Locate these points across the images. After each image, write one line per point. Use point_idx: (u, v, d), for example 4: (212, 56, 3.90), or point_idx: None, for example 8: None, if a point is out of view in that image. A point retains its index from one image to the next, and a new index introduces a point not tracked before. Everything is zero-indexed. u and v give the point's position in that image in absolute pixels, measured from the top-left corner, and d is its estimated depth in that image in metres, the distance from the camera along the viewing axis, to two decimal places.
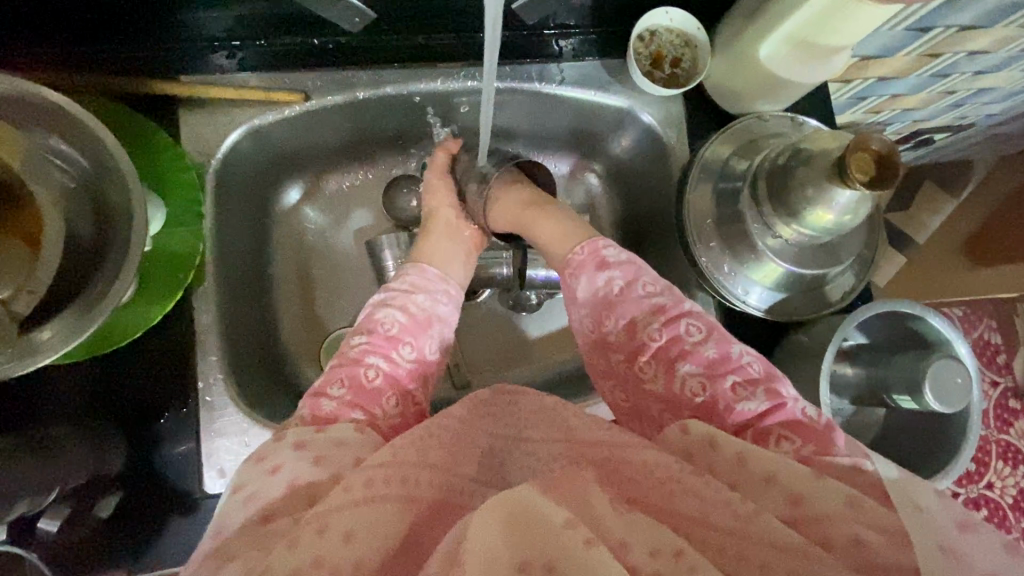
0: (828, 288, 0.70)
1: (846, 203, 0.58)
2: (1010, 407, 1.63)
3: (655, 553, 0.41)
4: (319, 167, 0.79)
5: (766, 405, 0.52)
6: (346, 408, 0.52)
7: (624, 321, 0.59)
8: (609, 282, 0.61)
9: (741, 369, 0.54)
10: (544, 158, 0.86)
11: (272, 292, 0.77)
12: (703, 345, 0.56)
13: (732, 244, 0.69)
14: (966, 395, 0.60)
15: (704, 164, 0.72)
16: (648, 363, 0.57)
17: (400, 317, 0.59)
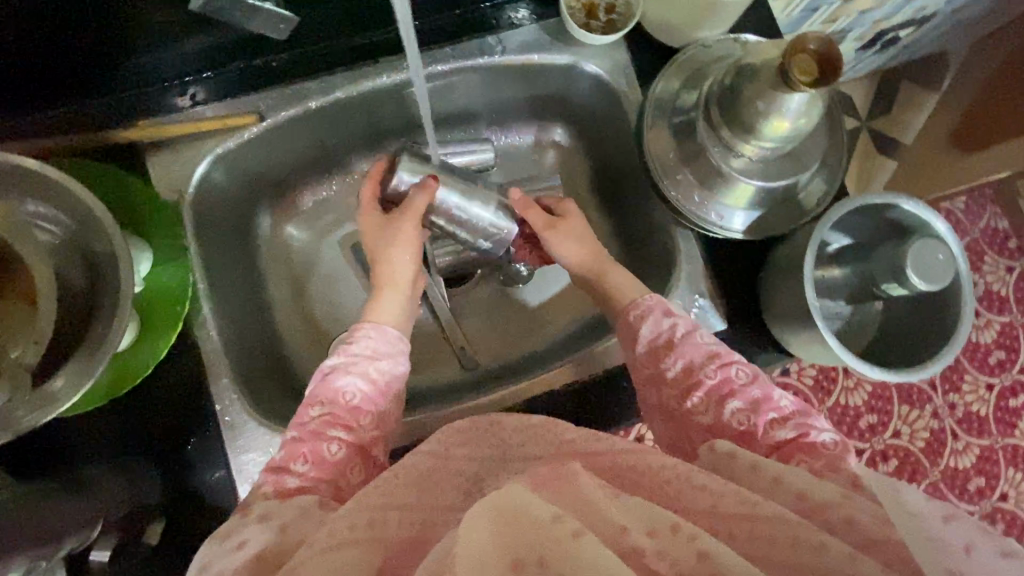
0: (802, 196, 0.71)
1: (798, 108, 0.60)
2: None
3: (653, 532, 0.43)
4: (291, 184, 0.81)
5: (795, 433, 0.58)
6: (313, 485, 0.56)
7: (683, 362, 0.63)
8: (673, 327, 0.66)
9: (779, 408, 0.59)
10: (506, 132, 0.89)
11: (271, 310, 0.80)
12: (749, 386, 0.61)
13: (699, 174, 0.69)
14: (951, 270, 0.60)
15: (656, 102, 0.72)
16: (699, 399, 0.61)
17: (362, 384, 0.62)
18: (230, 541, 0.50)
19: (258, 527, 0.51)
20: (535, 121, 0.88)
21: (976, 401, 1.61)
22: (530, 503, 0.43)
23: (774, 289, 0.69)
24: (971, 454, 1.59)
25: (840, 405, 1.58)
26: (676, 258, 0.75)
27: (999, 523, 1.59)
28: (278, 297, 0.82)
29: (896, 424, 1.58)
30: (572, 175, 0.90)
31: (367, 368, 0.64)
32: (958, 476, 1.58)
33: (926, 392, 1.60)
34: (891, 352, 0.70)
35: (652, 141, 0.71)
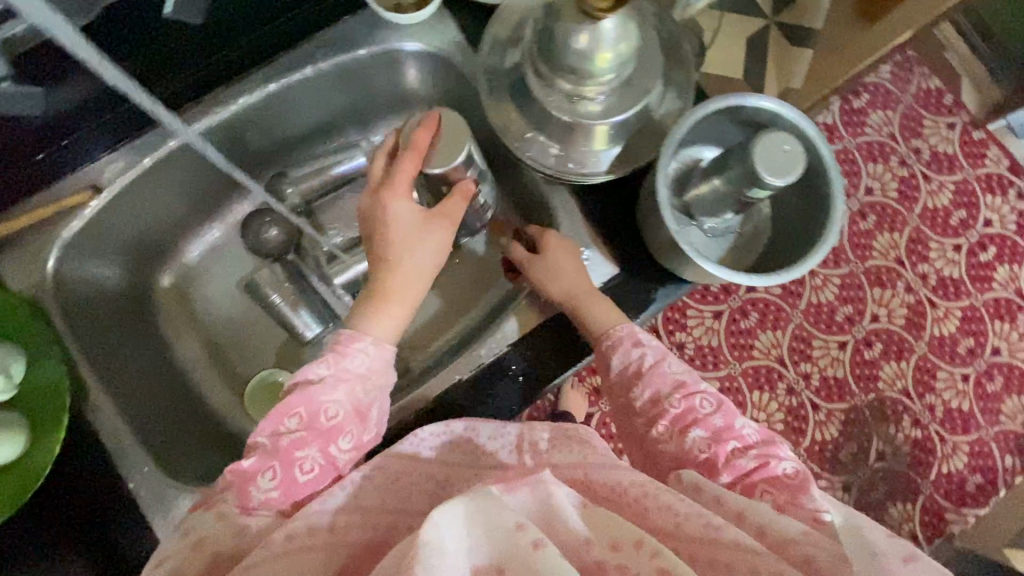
0: (659, 116, 0.69)
1: (612, 34, 0.58)
2: (975, 139, 1.59)
3: (616, 545, 0.45)
4: (168, 242, 0.82)
5: (754, 462, 0.59)
6: (276, 498, 0.55)
7: (651, 392, 0.64)
8: (641, 358, 0.66)
9: (741, 436, 0.60)
10: (385, 129, 0.87)
11: (184, 368, 0.81)
12: (713, 415, 0.62)
13: (546, 128, 0.68)
14: (800, 159, 0.58)
15: (487, 64, 0.69)
16: (665, 426, 0.62)
17: (342, 399, 0.58)
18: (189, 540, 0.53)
19: (216, 526, 0.53)
20: (393, 113, 0.86)
21: (945, 265, 1.55)
22: (498, 506, 0.44)
23: (650, 226, 0.68)
24: (953, 317, 1.54)
25: (814, 303, 1.52)
26: (554, 215, 0.75)
27: (996, 377, 1.53)
28: (190, 352, 0.82)
29: (872, 307, 1.52)
30: None
31: (350, 386, 0.59)
32: (945, 342, 1.52)
33: (895, 270, 1.54)
34: (791, 245, 0.68)
35: (493, 105, 0.69)
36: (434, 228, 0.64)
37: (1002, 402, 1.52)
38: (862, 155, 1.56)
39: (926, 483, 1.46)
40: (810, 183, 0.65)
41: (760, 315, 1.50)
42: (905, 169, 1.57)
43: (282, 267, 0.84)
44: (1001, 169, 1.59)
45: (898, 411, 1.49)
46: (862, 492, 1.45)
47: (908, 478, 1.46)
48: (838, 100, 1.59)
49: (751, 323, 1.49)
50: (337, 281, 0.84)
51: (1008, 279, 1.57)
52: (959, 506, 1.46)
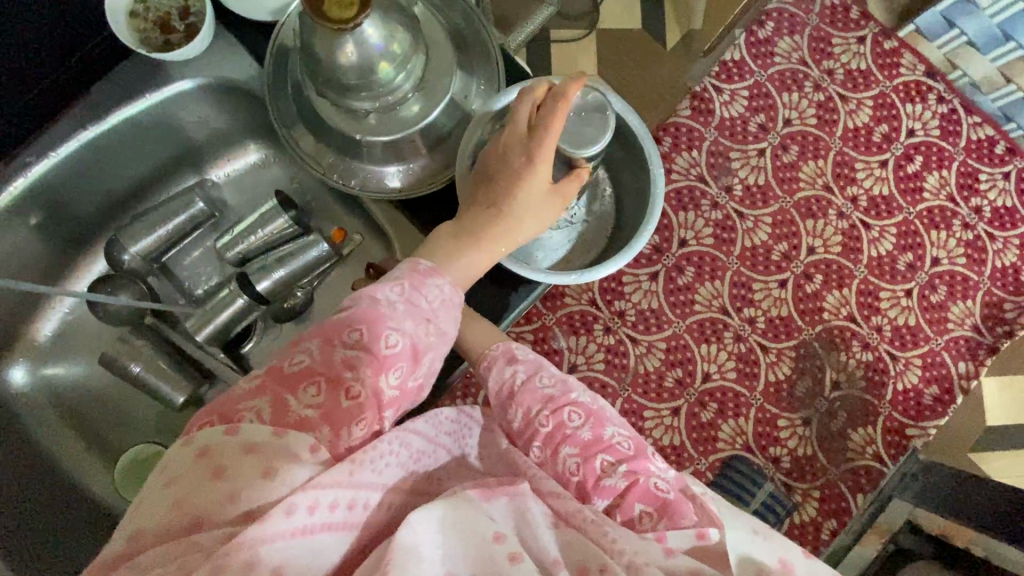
0: (471, 108, 0.64)
1: (375, 38, 0.53)
2: (888, 49, 1.37)
3: (583, 570, 0.48)
4: (11, 325, 0.79)
5: (625, 481, 0.56)
6: (312, 420, 0.48)
7: (523, 413, 0.60)
8: (513, 374, 0.62)
9: (612, 449, 0.57)
10: (227, 161, 0.83)
11: (54, 455, 0.77)
12: (582, 428, 0.58)
13: (355, 153, 0.64)
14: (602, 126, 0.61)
15: (276, 91, 0.65)
16: (539, 449, 0.59)
17: (410, 339, 0.53)
18: (211, 462, 0.44)
19: (257, 467, 0.44)
20: (223, 148, 0.82)
21: (874, 184, 1.34)
22: (479, 518, 0.47)
23: None
24: (888, 236, 1.32)
25: (749, 247, 1.31)
26: (393, 236, 0.69)
27: (941, 287, 1.31)
28: (59, 436, 0.79)
29: (808, 240, 1.31)
30: (294, 182, 0.85)
31: (422, 326, 0.54)
32: (883, 262, 1.31)
33: (824, 198, 1.33)
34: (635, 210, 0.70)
35: (288, 135, 0.64)
36: (550, 201, 0.59)
37: (947, 311, 1.30)
38: (775, 86, 1.35)
39: (884, 405, 1.26)
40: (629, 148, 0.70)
41: (697, 269, 1.29)
42: (819, 94, 1.36)
43: (142, 340, 0.80)
44: (919, 75, 1.36)
45: (846, 338, 1.28)
46: (822, 425, 1.25)
47: (864, 402, 1.26)
48: (742, 29, 1.36)
49: (689, 278, 1.29)
50: (198, 338, 0.78)
51: (941, 184, 1.34)
52: (920, 421, 1.26)
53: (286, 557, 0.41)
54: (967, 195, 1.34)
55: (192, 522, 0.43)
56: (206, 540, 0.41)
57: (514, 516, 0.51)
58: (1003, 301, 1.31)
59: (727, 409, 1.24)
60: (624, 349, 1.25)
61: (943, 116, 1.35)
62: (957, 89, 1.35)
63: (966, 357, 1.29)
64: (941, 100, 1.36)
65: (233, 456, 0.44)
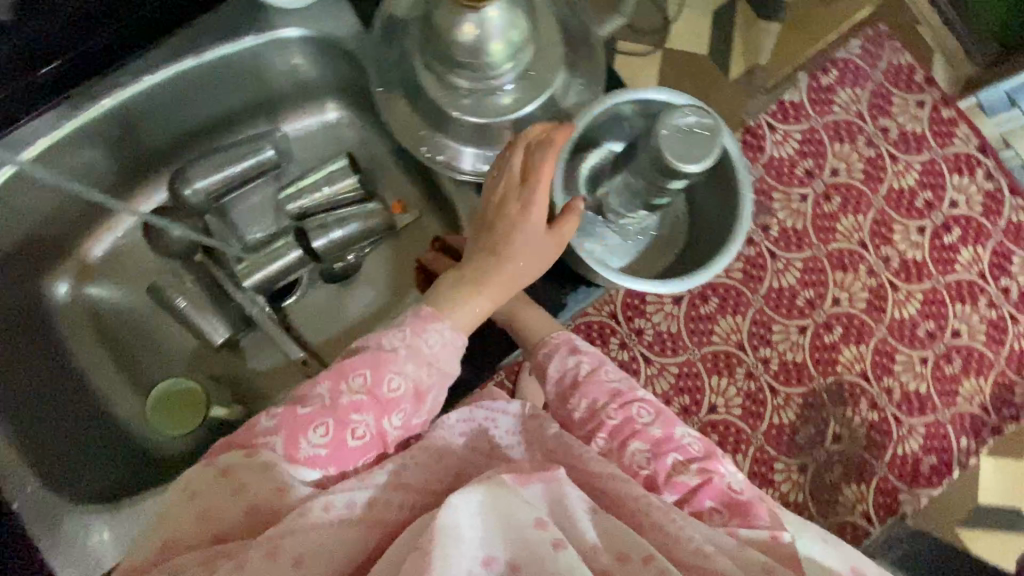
0: (566, 106, 0.64)
1: (496, 21, 0.54)
2: (945, 117, 1.38)
3: (623, 557, 0.46)
4: (65, 241, 0.79)
5: (698, 479, 0.55)
6: (322, 458, 0.50)
7: (587, 403, 0.61)
8: (578, 365, 0.64)
9: (683, 448, 0.57)
10: (297, 119, 0.84)
11: (86, 375, 0.78)
12: (651, 425, 0.59)
13: (446, 130, 0.64)
14: (700, 146, 0.51)
15: (380, 55, 0.65)
16: (604, 440, 0.59)
17: (410, 380, 0.54)
18: (229, 481, 0.47)
19: (269, 484, 0.46)
20: (303, 102, 0.83)
21: (909, 248, 1.34)
22: (517, 506, 0.45)
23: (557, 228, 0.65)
24: (914, 300, 1.32)
25: (775, 288, 1.31)
26: (465, 218, 0.69)
27: (956, 360, 1.31)
28: (92, 358, 0.79)
29: (835, 292, 1.32)
30: (365, 146, 0.86)
31: (431, 366, 0.55)
32: (904, 326, 1.31)
33: (858, 253, 1.33)
34: (711, 239, 0.66)
35: (384, 95, 0.64)
36: (549, 244, 0.59)
37: (959, 385, 1.31)
38: (829, 135, 1.35)
39: (881, 466, 1.27)
40: (721, 174, 0.64)
41: (721, 301, 1.29)
42: (871, 149, 1.36)
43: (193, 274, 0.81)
44: (971, 148, 1.37)
45: (855, 395, 1.29)
46: (818, 475, 1.26)
47: (862, 459, 1.27)
48: (806, 73, 1.36)
49: (712, 309, 1.29)
50: (247, 284, 0.77)
51: (973, 260, 1.35)
52: (912, 488, 1.27)
53: (305, 546, 0.43)
54: (998, 274, 1.35)
55: (214, 536, 0.46)
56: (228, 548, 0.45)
57: (553, 501, 0.49)
58: (1013, 383, 1.32)
59: (728, 444, 1.24)
60: (636, 367, 1.25)
61: (987, 192, 1.36)
62: (1006, 169, 1.36)
63: (969, 433, 1.30)
64: (988, 176, 1.36)
65: (250, 476, 0.47)
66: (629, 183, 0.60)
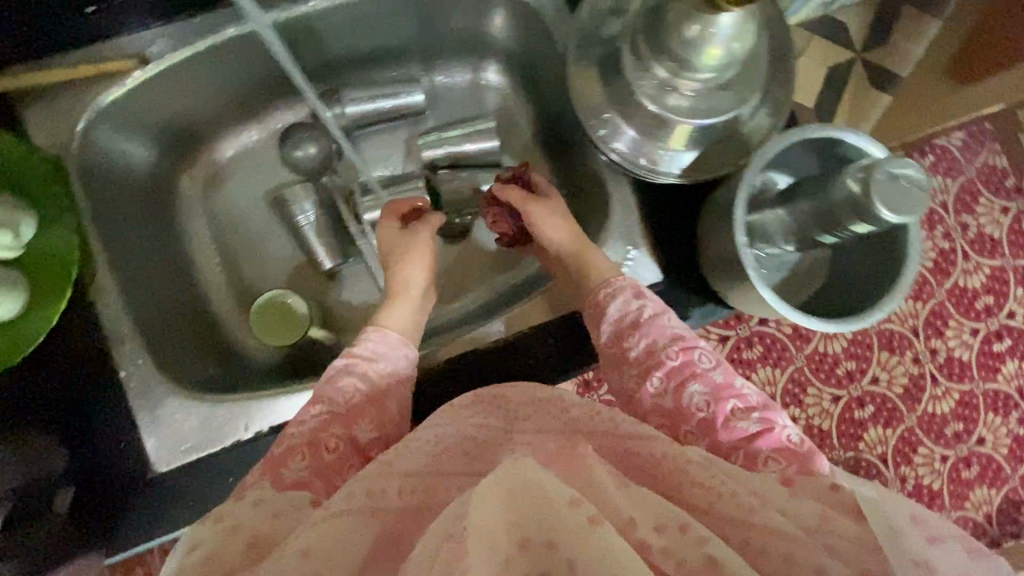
0: (748, 130, 0.65)
1: (728, 30, 0.53)
2: None
3: (661, 527, 0.38)
4: (202, 133, 0.78)
5: (757, 427, 0.51)
6: (308, 480, 0.50)
7: (645, 342, 0.58)
8: (641, 309, 0.60)
9: (742, 395, 0.53)
10: (445, 70, 0.84)
11: (190, 268, 0.78)
12: (713, 370, 0.55)
13: (628, 116, 0.63)
14: (905, 200, 0.50)
15: (582, 31, 0.66)
16: (660, 379, 0.55)
17: (360, 386, 0.58)
18: (222, 521, 0.44)
19: (251, 510, 0.45)
20: (466, 58, 0.83)
21: None
22: (552, 482, 0.36)
23: (708, 240, 0.65)
24: None
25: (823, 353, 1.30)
26: (613, 208, 0.68)
27: (976, 466, 1.21)
28: (199, 252, 0.79)
29: None
30: (510, 116, 0.85)
31: (374, 369, 0.60)
32: (934, 421, 1.21)
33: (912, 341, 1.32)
34: (848, 299, 0.64)
35: (576, 72, 0.65)
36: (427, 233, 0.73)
37: None
38: None
39: None
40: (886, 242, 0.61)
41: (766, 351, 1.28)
42: None
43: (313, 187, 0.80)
44: None
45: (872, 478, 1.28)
46: None
47: None
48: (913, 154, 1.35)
49: None
50: (365, 217, 0.77)
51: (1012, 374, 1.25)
52: None
53: (314, 539, 0.41)
54: None
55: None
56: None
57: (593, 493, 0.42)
58: None
59: None
60: None
61: None
62: None
63: None
64: None
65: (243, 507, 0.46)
66: (801, 213, 0.59)
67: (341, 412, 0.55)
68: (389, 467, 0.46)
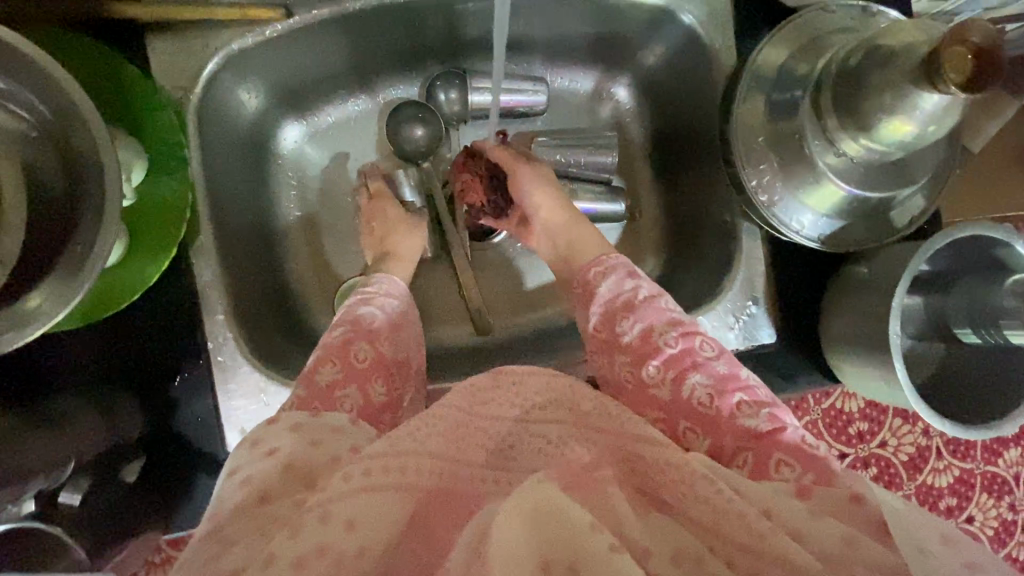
0: (892, 212, 0.62)
1: (931, 111, 0.50)
2: None
3: (677, 559, 0.37)
4: (318, 96, 0.71)
5: (768, 427, 0.46)
6: (337, 399, 0.49)
7: (641, 326, 0.53)
8: (635, 289, 0.56)
9: (748, 389, 0.49)
10: (564, 71, 0.77)
11: (276, 237, 0.71)
12: (715, 360, 0.51)
13: (788, 171, 0.60)
14: None
15: (755, 73, 0.62)
16: (656, 368, 0.51)
17: (382, 315, 0.58)
18: (259, 449, 0.43)
19: (289, 437, 0.43)
20: (600, 66, 0.76)
21: None
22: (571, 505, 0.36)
23: (837, 312, 0.63)
24: None
25: None
26: (737, 258, 0.67)
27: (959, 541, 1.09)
28: (287, 223, 0.72)
29: None
30: (628, 134, 0.79)
31: (389, 304, 0.60)
32: (931, 493, 1.06)
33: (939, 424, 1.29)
34: (950, 403, 0.60)
35: (741, 113, 0.62)
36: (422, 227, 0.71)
37: None
38: None
39: None
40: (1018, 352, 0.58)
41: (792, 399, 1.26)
42: None
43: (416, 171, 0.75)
44: None
45: None
46: None
47: None
48: None
49: None
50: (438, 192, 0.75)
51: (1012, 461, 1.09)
52: None
53: (355, 510, 0.37)
54: None
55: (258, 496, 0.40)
56: (279, 512, 0.39)
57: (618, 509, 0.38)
58: None
59: None
60: None
61: None
62: None
63: None
64: None
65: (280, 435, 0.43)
66: (953, 309, 0.59)
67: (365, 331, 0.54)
68: (417, 433, 0.42)
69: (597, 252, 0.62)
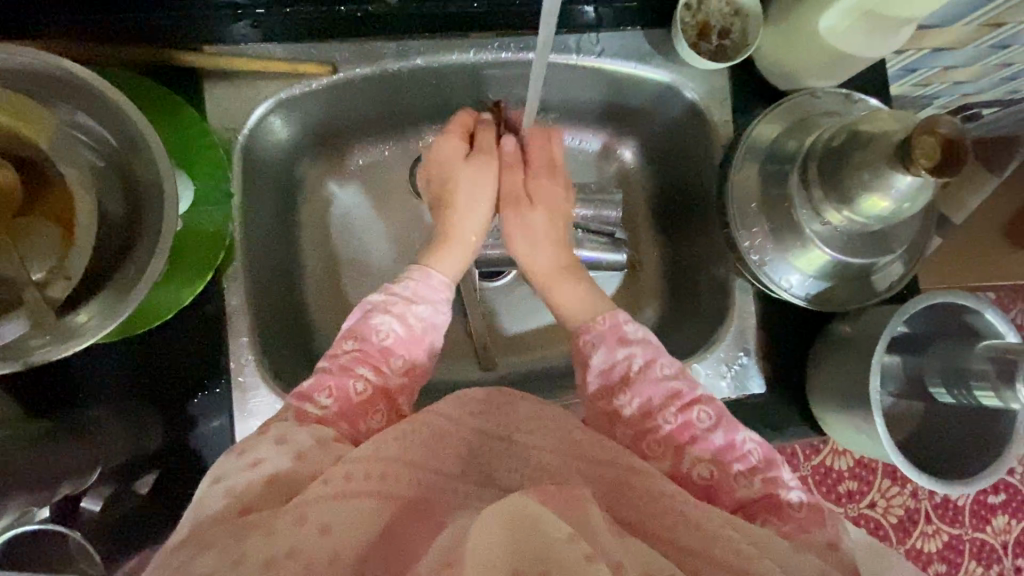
0: (875, 280, 0.67)
1: (905, 191, 0.55)
2: None
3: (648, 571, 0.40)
4: (350, 141, 0.77)
5: (762, 492, 0.50)
6: (332, 419, 0.51)
7: (639, 402, 0.55)
8: (629, 359, 0.58)
9: (744, 457, 0.52)
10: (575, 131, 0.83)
11: (300, 268, 0.75)
12: (712, 432, 0.53)
13: (778, 234, 0.66)
14: None
15: (750, 144, 0.69)
16: (656, 443, 0.54)
17: (398, 327, 0.58)
18: (245, 458, 0.46)
19: (275, 446, 0.46)
20: (609, 128, 0.82)
21: None
22: (546, 515, 0.38)
23: (824, 365, 0.66)
24: None
25: None
26: (730, 312, 0.72)
27: None
28: (311, 256, 0.76)
29: None
30: (630, 192, 0.85)
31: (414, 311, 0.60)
32: (919, 558, 1.05)
33: None
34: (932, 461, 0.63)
35: (738, 178, 0.68)
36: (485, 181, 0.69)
37: None
38: None
39: None
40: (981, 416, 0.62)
41: None
42: None
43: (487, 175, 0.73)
44: None
45: None
46: None
47: None
48: None
49: None
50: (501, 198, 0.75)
51: (1001, 529, 1.09)
52: None
53: (330, 516, 0.40)
54: None
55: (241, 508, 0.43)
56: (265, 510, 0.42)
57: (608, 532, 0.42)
58: None
59: None
60: None
61: None
62: None
63: None
64: None
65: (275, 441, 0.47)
66: (922, 370, 0.64)
67: (373, 351, 0.55)
68: (400, 440, 0.46)
69: (600, 306, 0.63)
